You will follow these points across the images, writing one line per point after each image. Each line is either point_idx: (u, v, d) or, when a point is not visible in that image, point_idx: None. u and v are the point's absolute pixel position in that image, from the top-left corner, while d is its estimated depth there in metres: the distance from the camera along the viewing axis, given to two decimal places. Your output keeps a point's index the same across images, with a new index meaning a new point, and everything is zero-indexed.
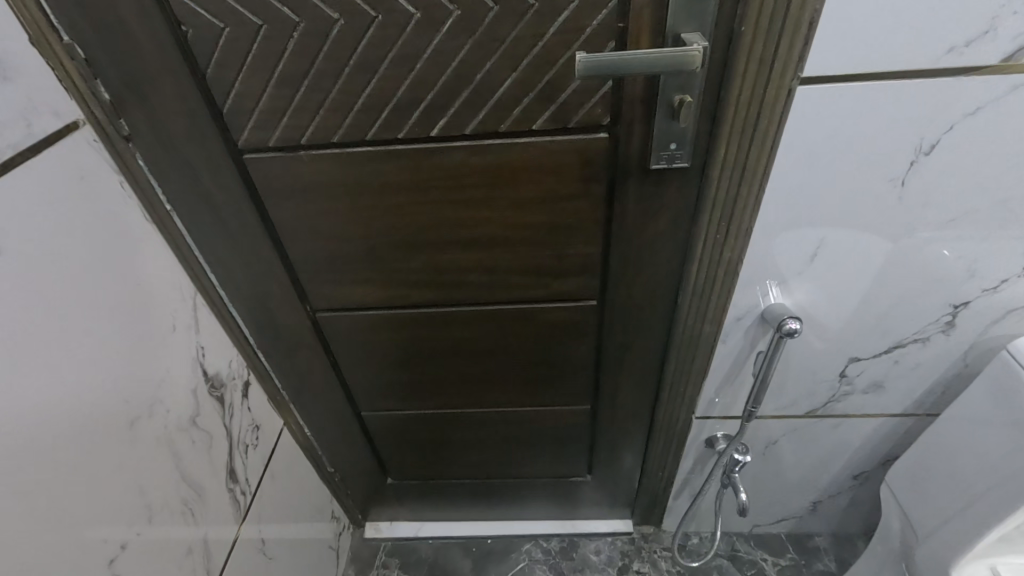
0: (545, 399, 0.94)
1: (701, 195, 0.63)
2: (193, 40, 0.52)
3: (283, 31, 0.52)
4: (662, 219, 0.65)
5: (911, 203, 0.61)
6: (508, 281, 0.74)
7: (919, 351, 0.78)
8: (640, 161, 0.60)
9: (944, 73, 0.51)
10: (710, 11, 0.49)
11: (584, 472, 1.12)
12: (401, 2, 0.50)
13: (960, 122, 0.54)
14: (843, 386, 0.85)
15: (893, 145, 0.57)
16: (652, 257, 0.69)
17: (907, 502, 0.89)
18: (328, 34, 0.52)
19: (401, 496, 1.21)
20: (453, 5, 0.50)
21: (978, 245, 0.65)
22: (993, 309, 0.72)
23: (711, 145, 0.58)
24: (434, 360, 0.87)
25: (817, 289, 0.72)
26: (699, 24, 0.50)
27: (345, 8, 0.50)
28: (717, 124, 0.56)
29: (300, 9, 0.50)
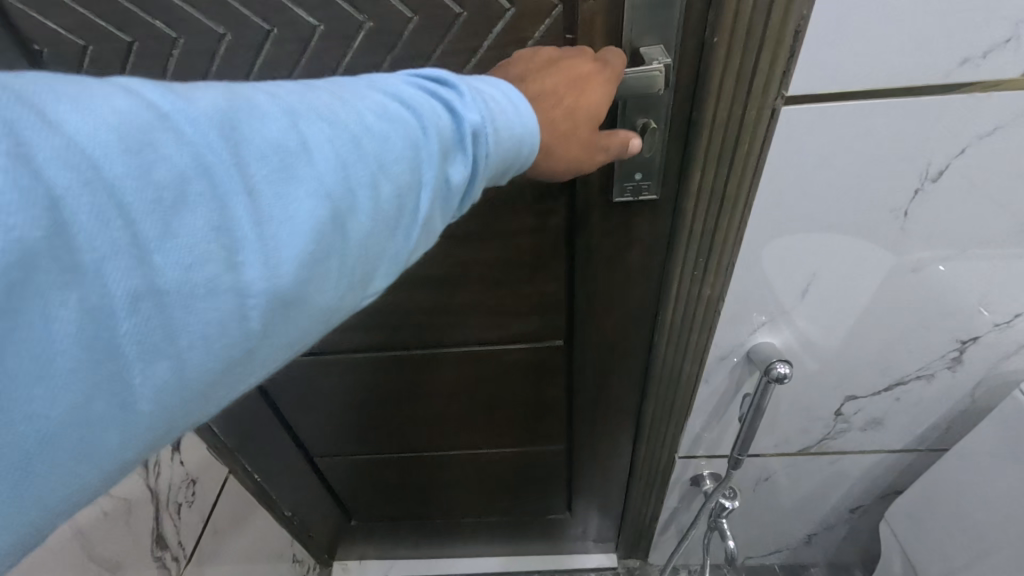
0: (515, 439, 0.86)
1: (675, 227, 0.55)
2: (49, 61, 0.44)
3: (161, 49, 0.44)
4: (631, 255, 0.57)
5: (916, 233, 0.53)
6: (463, 322, 0.67)
7: (922, 387, 0.71)
8: (602, 191, 0.52)
9: (956, 89, 0.43)
10: (675, 20, 0.41)
11: (562, 509, 1.04)
12: (300, 13, 0.43)
13: (975, 144, 0.46)
14: (839, 424, 0.78)
15: (895, 171, 0.48)
16: (623, 295, 0.61)
17: (911, 544, 0.82)
18: (217, 51, 0.44)
19: (369, 535, 1.13)
20: (363, 15, 0.43)
21: (991, 277, 0.57)
22: (1006, 344, 0.64)
23: (684, 172, 0.50)
24: (389, 404, 0.79)
25: (810, 326, 0.64)
26: (663, 35, 0.42)
27: (233, 21, 0.43)
28: (689, 149, 0.48)
29: (178, 23, 0.43)
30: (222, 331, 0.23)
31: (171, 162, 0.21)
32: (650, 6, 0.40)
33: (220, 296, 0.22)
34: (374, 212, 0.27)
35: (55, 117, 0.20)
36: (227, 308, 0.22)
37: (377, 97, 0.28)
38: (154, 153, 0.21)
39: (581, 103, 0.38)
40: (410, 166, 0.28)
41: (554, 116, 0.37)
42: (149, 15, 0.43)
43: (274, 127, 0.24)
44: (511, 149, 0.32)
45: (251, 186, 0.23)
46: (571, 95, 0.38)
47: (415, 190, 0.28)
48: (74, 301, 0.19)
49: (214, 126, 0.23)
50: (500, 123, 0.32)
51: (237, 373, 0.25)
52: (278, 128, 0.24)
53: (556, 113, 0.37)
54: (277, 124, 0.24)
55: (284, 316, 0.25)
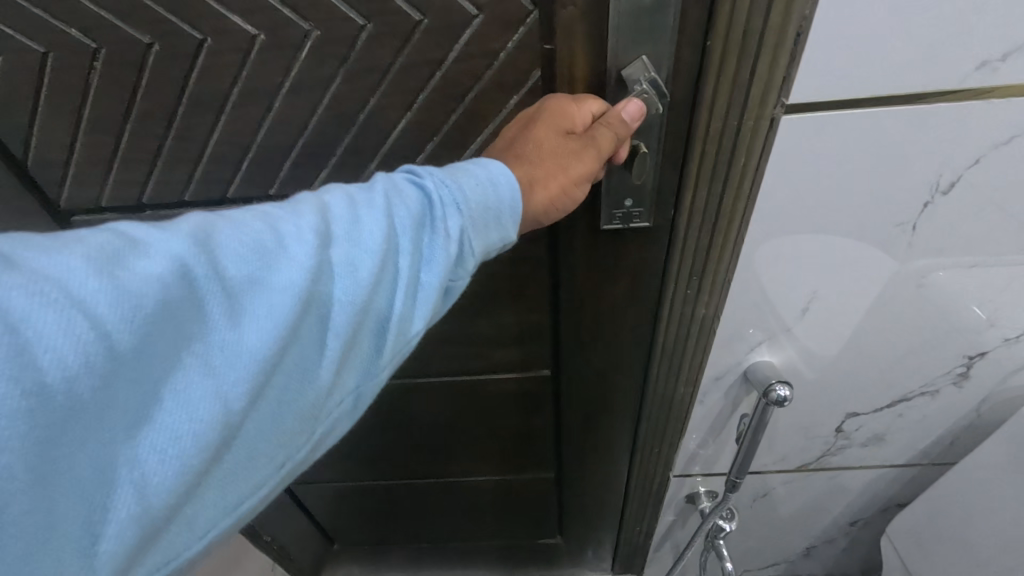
0: (506, 467, 0.87)
1: (667, 250, 0.52)
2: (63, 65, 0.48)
3: (164, 53, 0.47)
4: (620, 287, 0.56)
5: (924, 248, 0.50)
6: (453, 352, 0.68)
7: (926, 404, 0.68)
8: (592, 214, 0.50)
9: (971, 96, 0.39)
10: (668, 28, 0.39)
11: (553, 534, 1.04)
12: (285, 15, 0.45)
13: (990, 154, 0.42)
14: (839, 441, 0.74)
15: (902, 184, 0.45)
16: (611, 328, 0.60)
17: (915, 563, 0.79)
18: (205, 57, 0.48)
19: (357, 557, 1.11)
20: (308, 22, 0.45)
21: (1000, 291, 0.54)
22: (1015, 359, 0.61)
23: (677, 198, 0.47)
24: (383, 429, 0.80)
25: (808, 344, 0.60)
26: (652, 45, 0.40)
27: (218, 29, 0.46)
28: (683, 173, 0.45)
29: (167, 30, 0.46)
30: (221, 408, 0.26)
31: (155, 275, 0.25)
32: (637, 13, 0.39)
33: (212, 388, 0.26)
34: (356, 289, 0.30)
35: (56, 256, 0.24)
36: (211, 397, 0.25)
37: (354, 190, 0.33)
38: (147, 268, 0.25)
39: (546, 125, 0.41)
40: (396, 239, 0.31)
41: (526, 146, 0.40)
42: (143, 23, 0.46)
43: (253, 234, 0.28)
44: (481, 212, 0.34)
45: (228, 288, 0.27)
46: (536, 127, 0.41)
47: (399, 263, 0.31)
48: (86, 404, 0.23)
49: (206, 238, 0.27)
50: (475, 185, 0.34)
51: (246, 447, 0.28)
52: (258, 233, 0.28)
53: (530, 145, 0.40)
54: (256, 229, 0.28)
55: (276, 391, 0.28)
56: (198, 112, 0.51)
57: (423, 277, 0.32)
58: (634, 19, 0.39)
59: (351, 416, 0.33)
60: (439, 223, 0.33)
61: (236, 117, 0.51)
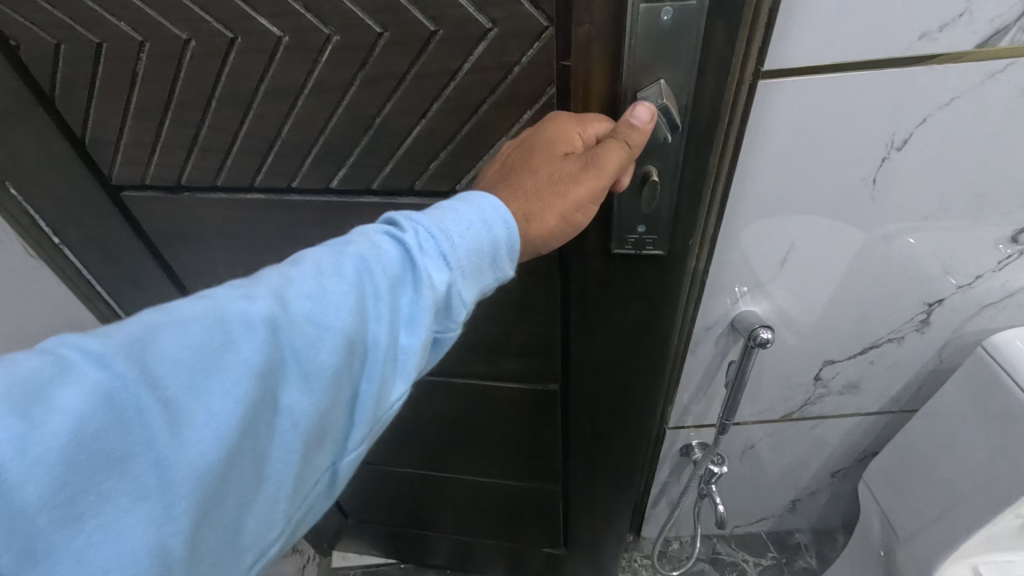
0: (519, 471, 0.94)
1: (681, 272, 0.60)
2: (111, 53, 0.54)
3: (204, 47, 0.53)
4: (631, 305, 0.63)
5: (886, 201, 0.57)
6: (479, 358, 0.76)
7: (895, 350, 0.75)
8: (604, 239, 0.57)
9: (917, 62, 0.46)
10: (685, 51, 0.44)
11: (557, 545, 1.07)
12: (308, 17, 0.49)
13: (935, 114, 0.50)
14: (818, 388, 0.82)
15: (863, 142, 0.52)
16: (621, 342, 0.67)
17: (887, 502, 0.87)
18: (231, 54, 0.53)
19: (372, 535, 1.17)
20: (330, 29, 0.49)
21: (952, 242, 0.61)
22: (970, 305, 0.69)
23: (686, 229, 0.56)
24: (414, 423, 0.89)
25: (787, 294, 0.67)
26: (667, 66, 0.45)
27: (245, 29, 0.51)
28: (687, 200, 0.53)
29: (199, 31, 0.52)
30: (165, 527, 0.27)
31: (77, 408, 0.25)
32: (655, 36, 0.43)
33: (155, 508, 0.26)
34: (312, 377, 0.32)
35: None
36: (152, 515, 0.26)
37: (320, 258, 0.35)
38: (81, 394, 0.25)
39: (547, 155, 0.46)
40: (361, 315, 0.34)
41: (522, 182, 0.46)
42: (186, 19, 0.51)
43: (196, 334, 0.29)
44: (460, 263, 0.38)
45: (168, 400, 0.27)
46: (534, 160, 0.46)
47: (369, 333, 0.34)
48: (32, 550, 0.23)
49: (161, 343, 0.28)
50: (459, 234, 0.38)
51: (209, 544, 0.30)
52: (202, 334, 0.29)
53: (530, 179, 0.46)
54: (202, 328, 0.29)
55: (229, 488, 0.30)
56: (235, 103, 0.57)
57: (399, 341, 0.36)
58: (654, 40, 0.44)
59: (316, 488, 0.36)
60: (416, 287, 0.36)
61: (264, 112, 0.57)
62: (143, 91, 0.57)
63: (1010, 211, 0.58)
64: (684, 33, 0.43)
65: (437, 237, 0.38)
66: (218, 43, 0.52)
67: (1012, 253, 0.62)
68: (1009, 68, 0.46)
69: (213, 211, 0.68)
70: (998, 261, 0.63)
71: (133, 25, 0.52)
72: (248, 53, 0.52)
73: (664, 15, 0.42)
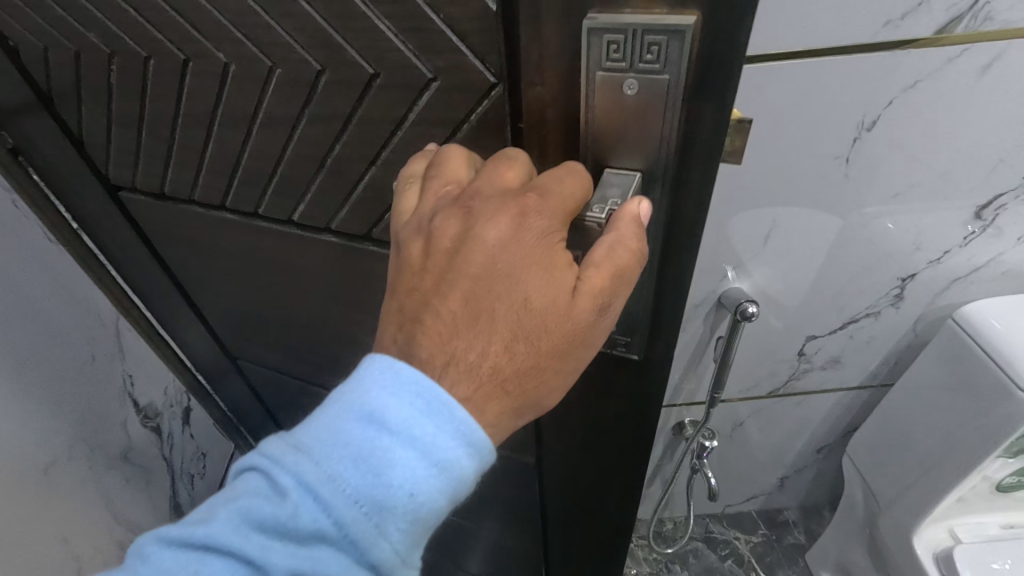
0: (499, 523, 0.94)
1: (655, 379, 0.58)
2: (91, 60, 0.57)
3: (163, 65, 0.54)
4: (608, 399, 0.62)
5: (858, 179, 0.61)
6: None
7: (872, 324, 0.80)
8: None
9: (881, 48, 0.51)
10: (653, 139, 0.40)
11: None
12: (248, 44, 0.49)
13: (900, 97, 0.54)
14: (802, 364, 0.86)
15: (836, 123, 0.56)
16: (597, 427, 0.65)
17: (868, 472, 0.91)
18: (184, 73, 0.54)
19: None
20: (268, 60, 0.49)
21: (920, 219, 0.66)
22: (940, 280, 0.73)
23: (663, 341, 0.53)
24: None
25: (770, 271, 0.72)
26: (633, 149, 0.41)
27: (192, 49, 0.52)
28: (659, 306, 0.51)
29: (154, 48, 0.53)
30: None
31: None
32: (618, 110, 0.40)
33: None
34: None
35: None
36: None
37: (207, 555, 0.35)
38: None
39: (525, 324, 0.38)
40: None
41: (545, 345, 0.39)
42: (147, 35, 0.52)
43: None
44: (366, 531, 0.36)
45: None
46: (550, 324, 0.38)
47: None
48: None
49: None
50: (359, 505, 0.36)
51: None
52: None
53: (491, 349, 0.38)
54: None
55: None
56: (206, 126, 0.58)
57: None
58: (618, 114, 0.40)
59: None
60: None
61: (223, 138, 0.58)
62: (123, 98, 0.60)
63: (972, 188, 0.62)
64: (650, 110, 0.39)
65: (308, 492, 0.36)
66: (172, 63, 0.54)
67: (976, 229, 0.67)
68: (967, 53, 0.51)
69: (201, 216, 0.70)
70: (963, 237, 0.68)
71: (100, 37, 0.55)
72: (201, 75, 0.53)
73: (628, 88, 0.38)
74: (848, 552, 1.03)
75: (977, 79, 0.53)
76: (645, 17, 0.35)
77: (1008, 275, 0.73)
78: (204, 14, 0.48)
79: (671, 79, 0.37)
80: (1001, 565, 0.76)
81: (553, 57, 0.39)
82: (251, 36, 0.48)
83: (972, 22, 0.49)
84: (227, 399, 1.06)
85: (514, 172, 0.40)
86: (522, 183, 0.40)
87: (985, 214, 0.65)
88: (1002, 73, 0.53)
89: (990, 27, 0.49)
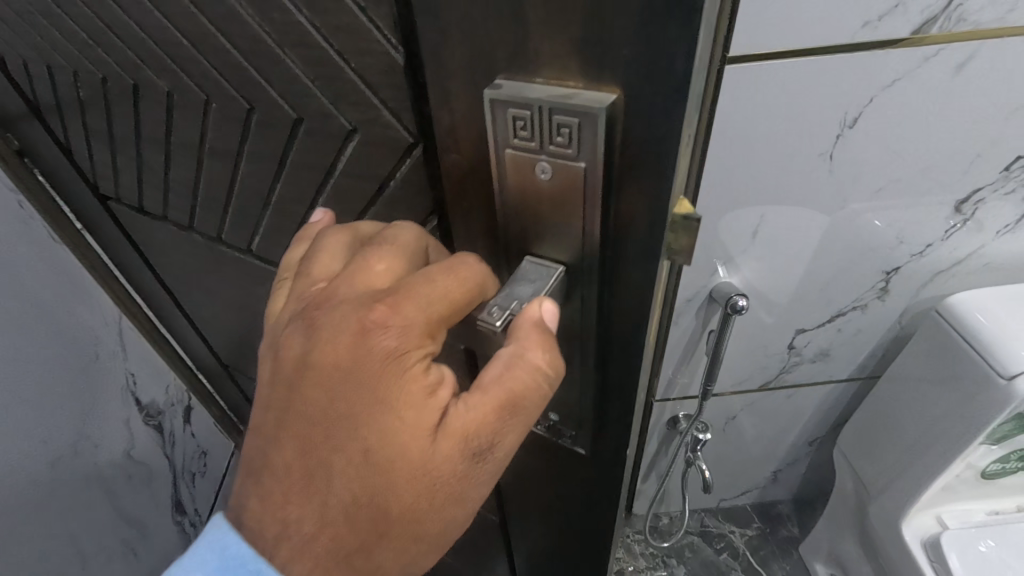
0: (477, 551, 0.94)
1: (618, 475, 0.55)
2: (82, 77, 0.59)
3: (150, 92, 0.55)
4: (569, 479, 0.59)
5: (842, 175, 0.63)
6: None
7: (859, 317, 0.82)
8: None
9: (860, 48, 0.53)
10: (575, 225, 0.37)
11: None
12: (216, 78, 0.48)
13: (880, 95, 0.56)
14: (792, 357, 0.88)
15: (819, 121, 0.58)
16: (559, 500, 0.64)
17: (858, 463, 0.93)
18: (167, 101, 0.54)
19: None
20: (237, 93, 0.48)
21: (903, 214, 0.68)
22: (923, 273, 0.76)
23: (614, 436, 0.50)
24: None
25: (759, 266, 0.74)
26: (559, 231, 0.38)
27: (169, 77, 0.51)
28: (608, 396, 0.48)
29: (139, 77, 0.54)
30: None
31: None
32: (535, 189, 0.36)
33: None
34: None
35: None
36: None
37: None
38: None
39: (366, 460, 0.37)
40: None
41: (394, 495, 0.38)
42: (132, 64, 0.53)
43: None
44: None
45: None
46: (398, 460, 0.37)
47: None
48: None
49: None
50: None
51: None
52: None
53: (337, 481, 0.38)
54: None
55: None
56: (191, 146, 0.57)
57: None
58: (536, 197, 0.37)
59: None
60: None
61: (210, 168, 0.59)
62: (115, 118, 0.61)
63: (950, 183, 0.65)
64: (568, 194, 0.35)
65: None
66: (159, 93, 0.54)
67: (956, 223, 0.69)
68: (941, 53, 0.53)
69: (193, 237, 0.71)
70: (944, 230, 0.70)
71: (93, 61, 0.56)
72: (182, 107, 0.54)
73: (543, 171, 0.35)
74: (840, 542, 1.05)
75: (953, 77, 0.55)
76: (555, 92, 0.31)
77: (989, 268, 0.75)
78: (171, 40, 0.47)
79: (586, 166, 0.33)
80: (986, 546, 0.79)
81: (466, 127, 0.36)
82: (224, 74, 0.47)
83: (946, 23, 0.51)
84: (227, 400, 1.07)
85: (380, 272, 0.38)
86: (389, 282, 0.38)
87: (964, 208, 0.68)
88: (975, 72, 0.55)
89: (962, 28, 0.52)
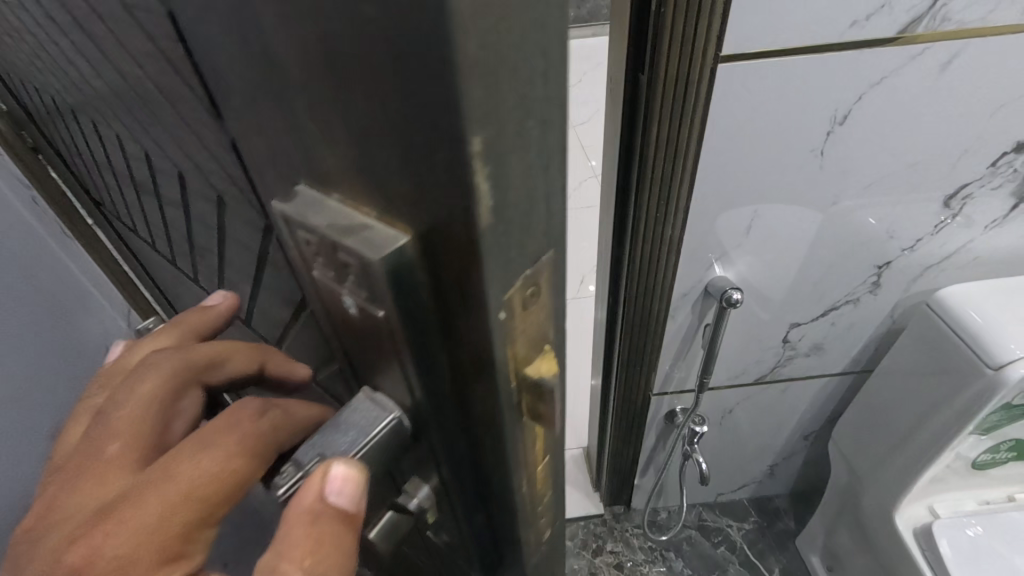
0: None
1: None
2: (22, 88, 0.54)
3: (64, 110, 0.47)
4: None
5: (832, 170, 0.65)
6: None
7: (852, 311, 0.83)
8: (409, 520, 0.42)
9: (848, 46, 0.54)
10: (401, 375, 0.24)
11: None
12: (87, 96, 0.38)
13: (868, 92, 0.58)
14: (786, 351, 0.89)
15: (809, 118, 0.60)
16: None
17: (852, 456, 0.95)
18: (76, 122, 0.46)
19: None
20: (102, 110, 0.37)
21: (893, 209, 0.70)
22: (914, 267, 0.77)
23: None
24: None
25: (753, 260, 0.75)
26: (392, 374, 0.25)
27: (68, 97, 0.43)
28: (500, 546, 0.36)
29: (51, 92, 0.46)
30: None
31: None
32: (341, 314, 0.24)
33: None
34: None
35: None
36: None
37: None
38: None
39: None
40: None
41: None
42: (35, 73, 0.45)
43: None
44: None
45: None
46: None
47: None
48: None
49: None
50: None
51: None
52: None
53: None
54: None
55: None
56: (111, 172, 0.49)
57: None
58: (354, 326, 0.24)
59: None
60: None
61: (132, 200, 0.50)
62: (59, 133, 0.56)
63: (939, 179, 0.66)
64: (380, 344, 0.23)
65: None
66: (69, 113, 0.46)
67: (946, 217, 0.71)
68: (927, 52, 0.55)
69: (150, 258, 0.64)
70: (933, 225, 0.72)
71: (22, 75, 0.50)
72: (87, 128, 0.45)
73: (347, 304, 0.22)
74: (835, 533, 1.07)
75: (939, 74, 0.57)
76: (336, 218, 0.20)
77: (977, 262, 0.77)
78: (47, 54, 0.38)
79: (386, 319, 0.20)
80: (974, 531, 0.80)
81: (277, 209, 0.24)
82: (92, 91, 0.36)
83: (932, 21, 0.53)
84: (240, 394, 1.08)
85: (118, 453, 0.30)
86: (126, 471, 0.30)
87: (953, 203, 0.69)
88: (960, 71, 0.57)
89: (948, 27, 0.54)
